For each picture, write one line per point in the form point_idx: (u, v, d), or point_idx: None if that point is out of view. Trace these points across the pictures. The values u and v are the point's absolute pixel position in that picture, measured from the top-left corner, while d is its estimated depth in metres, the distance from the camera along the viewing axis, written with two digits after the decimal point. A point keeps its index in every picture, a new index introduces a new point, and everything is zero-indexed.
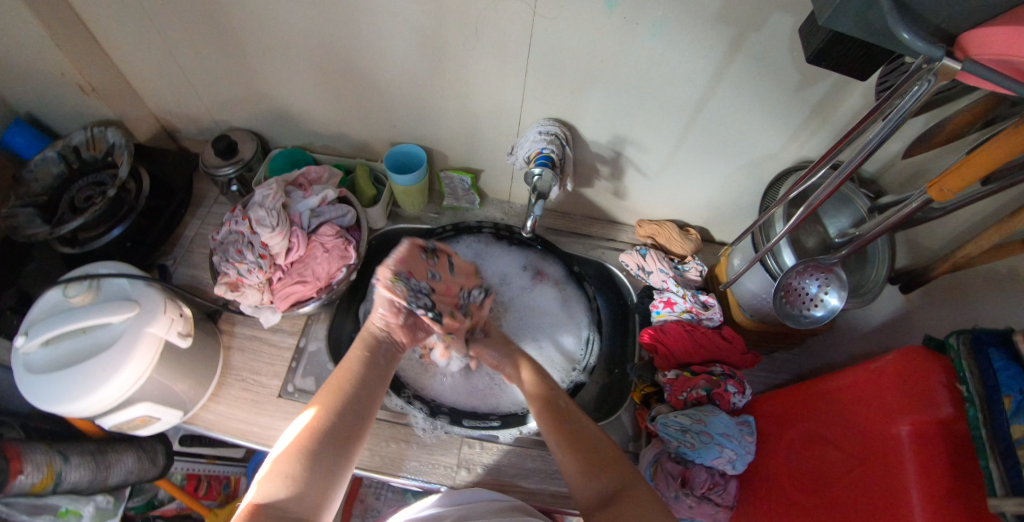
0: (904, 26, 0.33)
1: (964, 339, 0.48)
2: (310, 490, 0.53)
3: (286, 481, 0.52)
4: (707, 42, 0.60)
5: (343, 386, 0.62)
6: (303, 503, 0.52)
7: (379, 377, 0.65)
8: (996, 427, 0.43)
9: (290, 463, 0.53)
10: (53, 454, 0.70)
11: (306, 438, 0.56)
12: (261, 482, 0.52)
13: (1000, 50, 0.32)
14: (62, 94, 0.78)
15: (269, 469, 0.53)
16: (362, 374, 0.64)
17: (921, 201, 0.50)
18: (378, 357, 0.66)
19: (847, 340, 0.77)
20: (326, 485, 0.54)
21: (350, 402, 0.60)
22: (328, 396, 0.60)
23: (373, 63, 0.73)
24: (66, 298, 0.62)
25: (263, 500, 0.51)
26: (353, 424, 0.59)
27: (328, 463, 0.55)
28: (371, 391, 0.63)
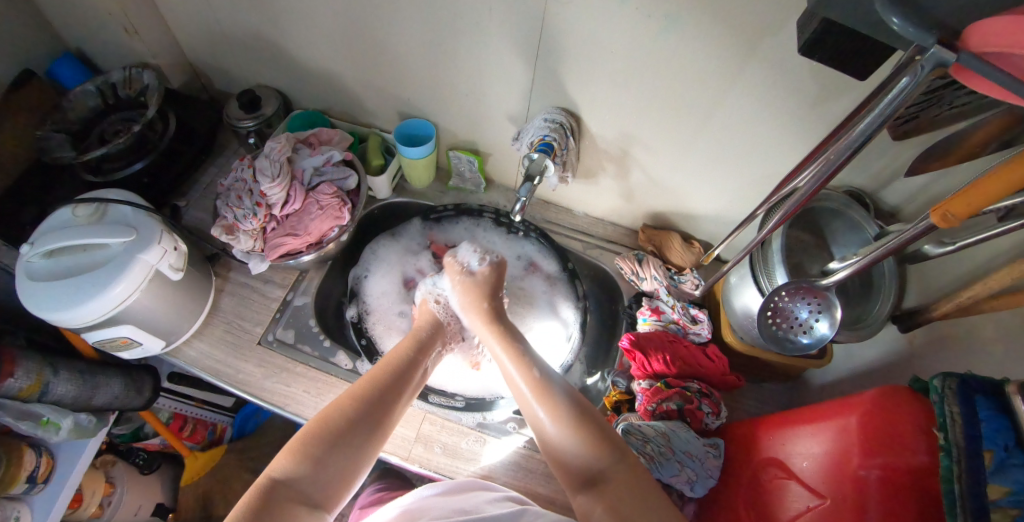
0: (894, 10, 0.33)
1: (949, 383, 0.42)
2: (331, 474, 0.51)
3: (309, 461, 0.50)
4: (721, 43, 0.58)
5: (383, 375, 0.61)
6: (320, 487, 0.50)
7: (418, 373, 0.65)
8: (971, 484, 0.37)
9: (317, 444, 0.52)
10: (44, 366, 0.73)
11: (337, 419, 0.54)
12: (281, 458, 0.50)
13: (998, 41, 0.31)
14: (108, 31, 0.84)
15: (293, 445, 0.51)
16: (403, 366, 0.64)
17: (925, 227, 0.46)
18: (426, 354, 0.68)
19: (842, 377, 0.73)
20: (348, 472, 0.52)
21: (387, 389, 0.60)
22: (367, 382, 0.60)
23: (391, 34, 0.74)
24: (73, 216, 0.65)
25: (281, 476, 0.48)
26: (386, 411, 0.58)
27: (354, 449, 0.53)
28: (409, 384, 0.63)
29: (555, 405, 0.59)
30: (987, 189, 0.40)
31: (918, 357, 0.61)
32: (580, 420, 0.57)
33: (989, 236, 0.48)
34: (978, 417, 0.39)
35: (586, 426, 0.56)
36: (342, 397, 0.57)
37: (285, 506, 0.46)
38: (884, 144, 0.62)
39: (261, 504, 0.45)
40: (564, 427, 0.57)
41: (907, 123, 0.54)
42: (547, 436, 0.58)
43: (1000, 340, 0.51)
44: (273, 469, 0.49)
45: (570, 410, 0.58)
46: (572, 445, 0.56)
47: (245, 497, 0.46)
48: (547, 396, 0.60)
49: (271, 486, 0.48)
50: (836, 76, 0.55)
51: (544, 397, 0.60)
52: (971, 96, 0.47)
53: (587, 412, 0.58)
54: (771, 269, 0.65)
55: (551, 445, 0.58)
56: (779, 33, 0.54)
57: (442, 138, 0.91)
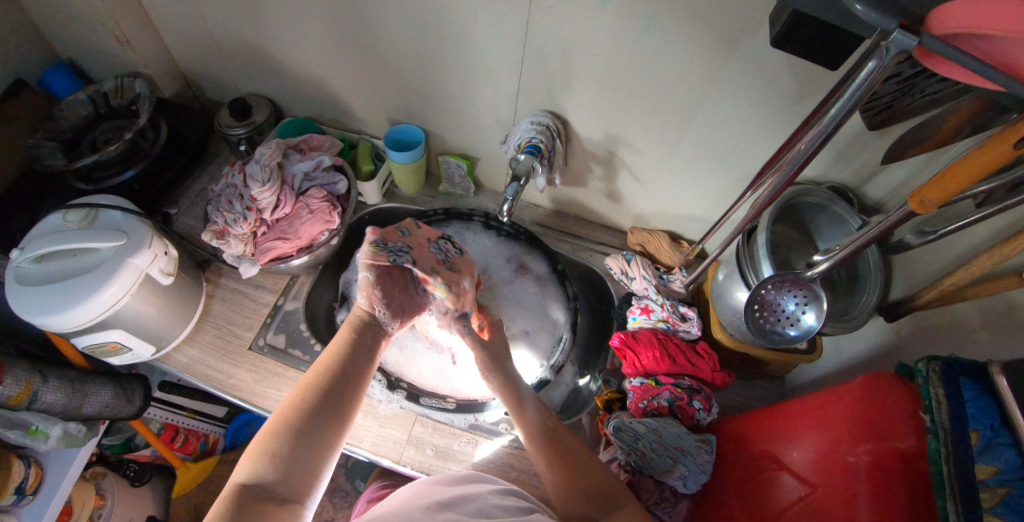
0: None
1: (933, 366, 0.43)
2: (296, 472, 0.51)
3: (270, 461, 0.50)
4: (700, 42, 0.59)
5: (334, 363, 0.60)
6: (288, 485, 0.49)
7: (370, 356, 0.64)
8: (958, 464, 0.37)
9: (275, 443, 0.51)
10: (33, 373, 0.72)
11: (290, 416, 0.53)
12: (243, 463, 0.50)
13: (962, 23, 0.33)
14: (102, 40, 0.86)
15: (254, 447, 0.51)
16: (354, 352, 0.62)
17: (904, 213, 0.48)
18: (369, 336, 0.66)
19: (833, 371, 0.73)
20: (312, 468, 0.52)
21: (339, 379, 0.58)
22: (319, 372, 0.58)
23: (378, 41, 0.75)
24: (63, 222, 0.66)
25: (245, 480, 0.48)
26: (341, 402, 0.57)
27: (312, 446, 0.53)
28: (362, 369, 0.61)
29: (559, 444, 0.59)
30: (962, 176, 0.42)
31: (905, 347, 0.61)
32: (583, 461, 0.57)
33: (970, 222, 0.49)
34: (962, 398, 0.39)
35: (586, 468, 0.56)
36: (295, 393, 0.56)
37: (253, 509, 0.46)
38: (864, 138, 0.63)
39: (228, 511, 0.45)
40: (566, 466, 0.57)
41: (882, 111, 0.56)
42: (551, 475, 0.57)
43: (984, 327, 0.52)
44: (238, 475, 0.49)
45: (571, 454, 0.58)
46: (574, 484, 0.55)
47: (215, 505, 0.46)
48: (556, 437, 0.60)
49: (237, 492, 0.47)
50: (812, 72, 0.57)
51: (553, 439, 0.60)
52: (944, 84, 0.49)
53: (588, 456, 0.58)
54: (756, 264, 0.65)
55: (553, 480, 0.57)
56: (756, 30, 0.55)
57: (431, 143, 0.92)
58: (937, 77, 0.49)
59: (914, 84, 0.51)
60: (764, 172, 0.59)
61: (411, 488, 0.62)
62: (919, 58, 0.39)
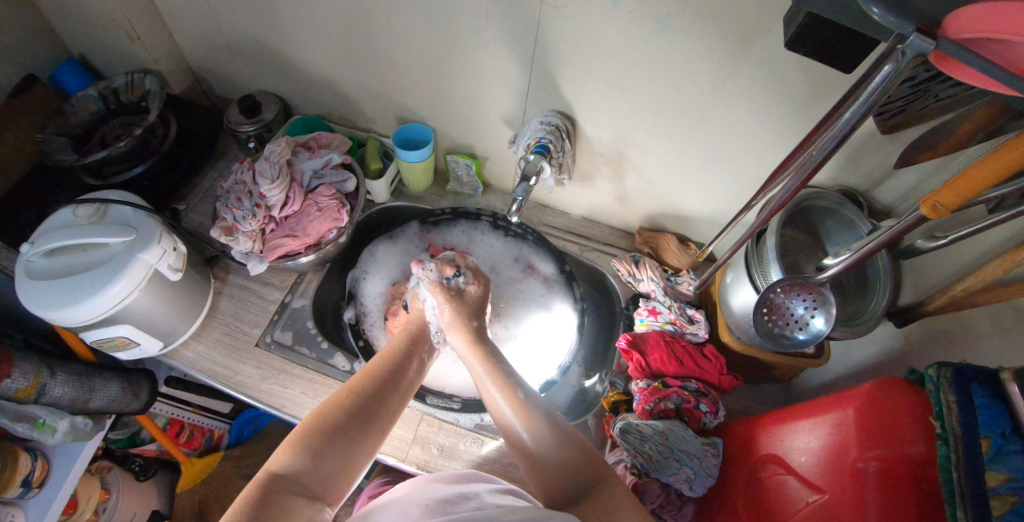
0: (874, 1, 0.35)
1: (944, 372, 0.42)
2: (329, 467, 0.50)
3: (307, 455, 0.50)
4: (711, 44, 0.59)
5: (379, 369, 0.61)
6: (322, 481, 0.49)
7: (415, 366, 0.65)
8: (968, 471, 0.37)
9: (315, 437, 0.51)
10: (41, 367, 0.73)
11: (335, 413, 0.54)
12: (280, 453, 0.50)
13: (983, 27, 0.33)
14: (113, 36, 0.86)
15: (291, 439, 0.51)
16: (399, 360, 0.63)
17: (916, 217, 0.47)
18: (421, 346, 0.68)
19: (841, 375, 0.73)
20: (346, 466, 0.52)
21: (384, 383, 0.59)
22: (364, 376, 0.59)
23: (388, 40, 0.75)
24: (73, 217, 0.66)
25: (280, 470, 0.48)
26: (385, 405, 0.58)
27: (351, 443, 0.53)
28: (406, 377, 0.63)
29: (536, 426, 0.58)
30: (971, 180, 0.42)
31: (914, 353, 0.61)
32: (566, 442, 0.57)
33: (981, 227, 0.48)
34: (973, 405, 0.39)
35: (570, 449, 0.56)
36: (340, 391, 0.57)
37: (284, 500, 0.46)
38: (875, 142, 0.63)
39: (260, 497, 0.45)
40: (547, 449, 0.56)
41: (895, 115, 0.55)
42: (533, 464, 0.57)
43: (995, 334, 0.51)
44: (271, 464, 0.49)
45: (553, 437, 0.57)
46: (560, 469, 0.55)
47: (245, 492, 0.46)
48: (529, 415, 0.59)
49: (268, 480, 0.47)
50: (825, 75, 0.56)
51: (526, 417, 0.59)
52: (957, 89, 0.48)
53: (573, 437, 0.57)
54: (766, 267, 0.65)
55: (534, 470, 0.56)
56: (768, 32, 0.55)
57: (440, 142, 0.92)
58: (950, 81, 0.48)
59: (927, 88, 0.51)
60: (777, 175, 0.58)
61: (408, 486, 0.62)
62: (934, 62, 0.39)
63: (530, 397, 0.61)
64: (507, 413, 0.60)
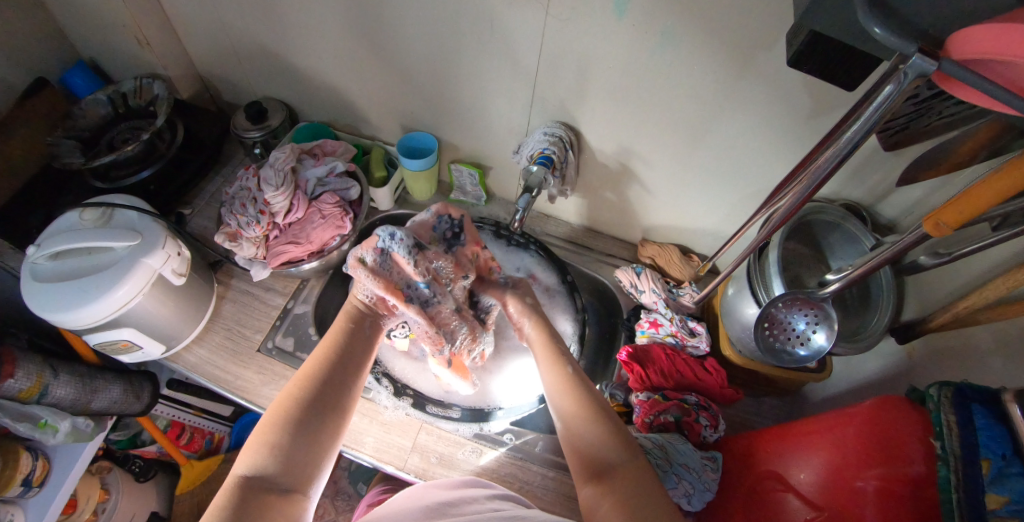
0: (876, 21, 0.36)
1: (946, 392, 0.41)
2: (295, 461, 0.51)
3: (269, 452, 0.50)
4: (714, 59, 0.59)
5: (327, 354, 0.60)
6: (289, 474, 0.50)
7: (365, 346, 0.64)
8: (969, 493, 0.36)
9: (272, 433, 0.52)
10: (44, 367, 0.73)
11: (289, 405, 0.54)
12: (244, 456, 0.50)
13: (985, 48, 0.33)
14: (124, 42, 0.88)
15: (252, 441, 0.52)
16: (348, 341, 0.63)
17: (918, 235, 0.48)
18: (367, 324, 0.66)
19: (843, 391, 0.72)
20: (311, 454, 0.52)
21: (334, 367, 0.59)
22: (312, 364, 0.59)
23: (393, 49, 0.76)
24: (79, 220, 0.67)
25: (246, 472, 0.49)
26: (338, 392, 0.57)
27: (310, 432, 0.53)
28: (357, 357, 0.62)
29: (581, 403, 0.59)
30: (973, 200, 0.42)
31: (917, 370, 0.61)
32: (599, 418, 0.58)
33: (985, 244, 0.48)
34: (973, 426, 0.38)
35: (602, 422, 0.57)
36: (292, 385, 0.57)
37: (253, 500, 0.47)
38: (878, 158, 0.63)
39: (230, 503, 0.46)
40: (581, 426, 0.58)
41: (899, 132, 0.55)
42: (567, 431, 0.59)
43: (997, 353, 0.51)
44: (239, 468, 0.50)
45: (593, 413, 0.58)
46: (590, 439, 0.56)
47: (216, 498, 0.47)
48: (574, 390, 0.61)
49: (238, 483, 0.48)
50: (829, 91, 0.56)
51: (573, 392, 0.61)
52: (961, 107, 0.48)
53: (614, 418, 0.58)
54: (768, 281, 0.65)
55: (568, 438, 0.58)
56: (771, 46, 0.55)
57: (444, 151, 0.93)
58: (954, 100, 0.48)
59: (930, 105, 0.50)
60: (781, 189, 0.58)
61: (407, 492, 0.62)
62: (936, 82, 0.39)
63: (577, 373, 0.63)
64: (554, 386, 0.63)
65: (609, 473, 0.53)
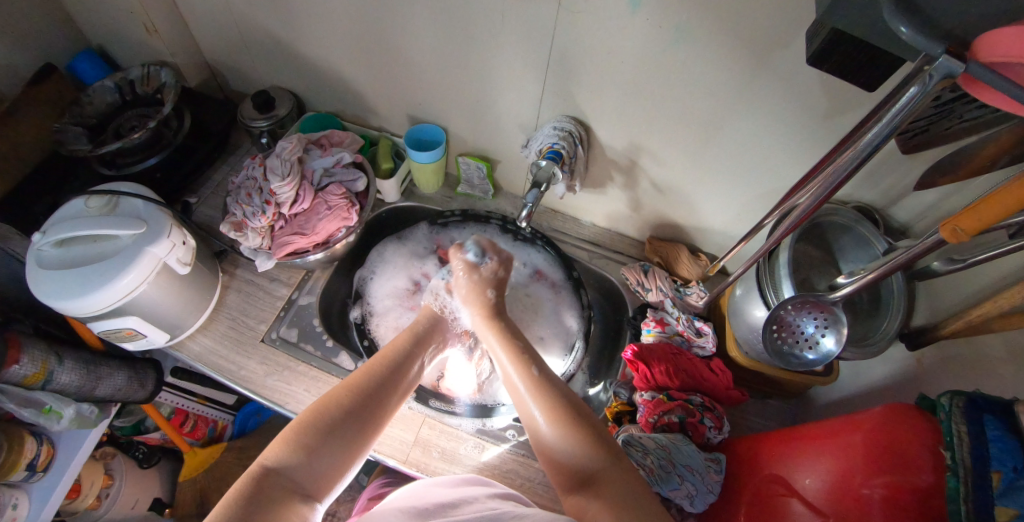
0: (902, 20, 0.35)
1: (957, 400, 0.41)
2: (322, 465, 0.51)
3: (303, 452, 0.50)
4: (729, 56, 0.58)
5: (379, 367, 0.61)
6: (312, 479, 0.49)
7: (413, 370, 0.65)
8: (977, 505, 0.36)
9: (310, 434, 0.51)
10: (50, 353, 0.73)
11: (333, 408, 0.54)
12: (274, 446, 0.50)
13: (1014, 51, 0.32)
14: (132, 28, 0.87)
15: (286, 433, 0.51)
16: (401, 359, 0.63)
17: (933, 241, 0.47)
18: (423, 348, 0.68)
19: (849, 395, 0.72)
20: (339, 463, 0.52)
21: (383, 381, 0.60)
22: (362, 374, 0.59)
23: (403, 40, 0.75)
24: (85, 208, 0.66)
25: (272, 465, 0.48)
26: (380, 405, 0.57)
27: (345, 442, 0.53)
28: (404, 379, 0.62)
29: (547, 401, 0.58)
30: (994, 206, 0.41)
31: (926, 377, 0.60)
32: (572, 420, 0.55)
33: (1003, 252, 0.47)
34: (985, 437, 0.38)
35: (574, 424, 0.55)
36: (340, 387, 0.57)
37: (276, 496, 0.46)
38: (895, 160, 0.62)
39: (252, 492, 0.45)
40: (554, 431, 0.55)
41: (916, 136, 0.55)
42: (540, 434, 0.57)
43: (1010, 362, 0.50)
44: (265, 458, 0.49)
45: (564, 412, 0.56)
46: (564, 444, 0.54)
47: (238, 483, 0.46)
48: (540, 392, 0.59)
49: (262, 474, 0.47)
50: (847, 90, 0.55)
51: (540, 393, 0.59)
52: (983, 111, 0.47)
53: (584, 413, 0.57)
54: (777, 283, 0.64)
55: (543, 443, 0.56)
56: (789, 44, 0.54)
57: (452, 144, 0.92)
58: (977, 102, 0.48)
59: (952, 109, 0.50)
60: (795, 191, 0.57)
61: (409, 489, 0.62)
62: (962, 85, 0.38)
63: (543, 375, 0.61)
64: (519, 388, 0.61)
65: (592, 473, 0.51)
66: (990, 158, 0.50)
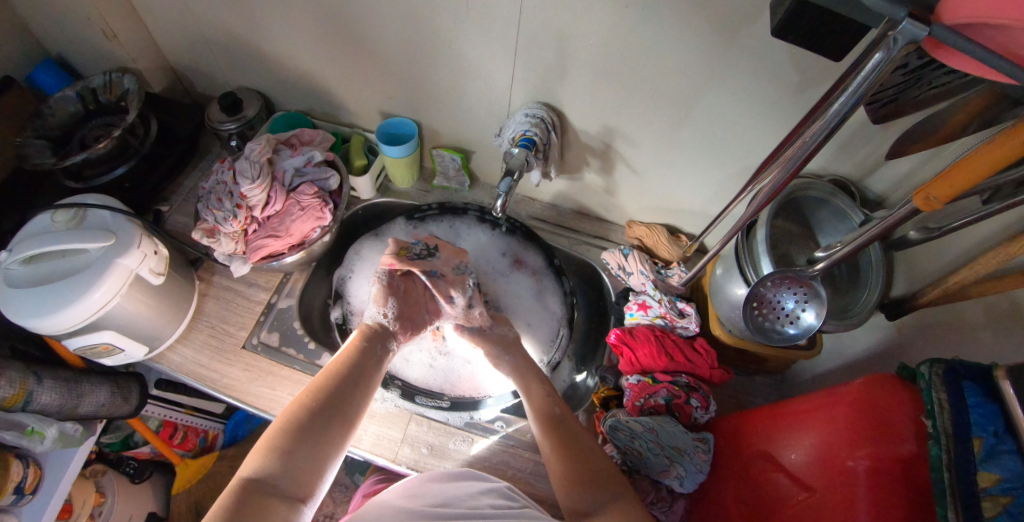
0: None
1: (937, 370, 0.41)
2: (301, 469, 0.51)
3: (277, 457, 0.50)
4: (698, 32, 0.57)
5: (338, 371, 0.60)
6: (293, 482, 0.50)
7: (375, 365, 0.65)
8: (960, 473, 0.36)
9: (283, 439, 0.51)
10: (27, 374, 0.72)
11: (298, 414, 0.54)
12: (250, 459, 0.50)
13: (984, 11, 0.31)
14: (90, 35, 0.85)
15: (261, 444, 0.51)
16: (359, 356, 0.63)
17: (908, 210, 0.47)
18: (378, 344, 0.67)
19: (833, 367, 0.72)
20: (315, 465, 0.52)
21: (345, 380, 0.59)
22: (326, 376, 0.59)
23: (369, 33, 0.73)
24: (52, 223, 0.65)
25: (251, 475, 0.48)
26: (345, 403, 0.57)
27: (318, 443, 0.53)
28: (369, 377, 0.62)
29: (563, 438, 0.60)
30: (965, 172, 0.41)
31: (906, 346, 0.60)
32: (591, 457, 0.58)
33: (976, 219, 0.47)
34: (965, 404, 0.38)
35: (594, 466, 0.57)
36: (303, 394, 0.57)
37: (257, 504, 0.46)
38: (868, 131, 0.61)
39: (232, 504, 0.45)
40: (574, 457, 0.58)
41: (887, 104, 0.54)
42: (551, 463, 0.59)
43: (987, 326, 0.51)
44: (243, 472, 0.49)
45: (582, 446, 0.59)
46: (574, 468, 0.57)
47: (218, 501, 0.46)
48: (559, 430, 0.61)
49: (243, 486, 0.47)
50: (816, 61, 0.55)
51: (553, 432, 0.61)
52: (952, 76, 0.46)
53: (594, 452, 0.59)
54: (756, 260, 0.64)
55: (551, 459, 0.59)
56: (755, 19, 0.53)
57: (425, 137, 0.91)
58: (944, 69, 0.46)
59: (920, 76, 0.48)
60: (765, 166, 0.57)
61: (402, 484, 0.62)
62: (928, 50, 0.37)
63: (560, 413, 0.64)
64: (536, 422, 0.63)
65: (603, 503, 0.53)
66: (960, 123, 0.49)
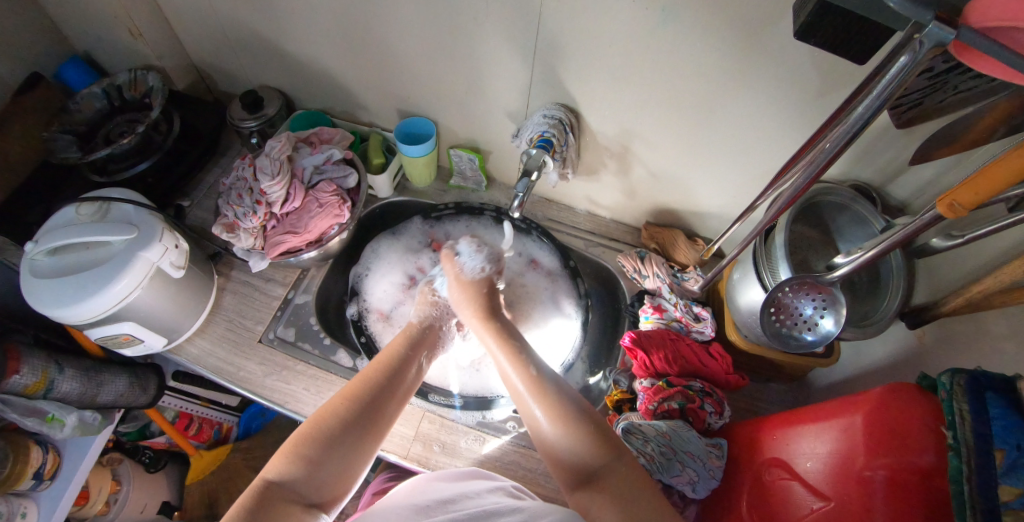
0: None
1: (959, 379, 0.39)
2: (326, 478, 0.51)
3: (303, 463, 0.51)
4: (719, 35, 0.57)
5: (373, 378, 0.60)
6: (315, 489, 0.50)
7: (411, 374, 0.64)
8: (982, 485, 0.35)
9: (311, 446, 0.52)
10: (50, 362, 0.73)
11: (331, 422, 0.54)
12: (275, 461, 0.51)
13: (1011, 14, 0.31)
14: (117, 33, 0.86)
15: (288, 447, 0.52)
16: (397, 365, 0.63)
17: (930, 217, 0.46)
18: (420, 352, 0.67)
19: (851, 375, 0.71)
20: (341, 475, 0.52)
21: (382, 389, 0.59)
22: (361, 382, 0.60)
23: (389, 33, 0.74)
24: (76, 215, 0.66)
25: (273, 478, 0.49)
26: (378, 414, 0.57)
27: (345, 455, 0.53)
28: (403, 385, 0.62)
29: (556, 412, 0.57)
30: (992, 178, 0.40)
31: (927, 355, 0.59)
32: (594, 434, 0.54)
33: (998, 227, 0.46)
34: (987, 415, 0.37)
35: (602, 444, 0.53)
36: (336, 399, 0.57)
37: (276, 509, 0.46)
38: (891, 136, 0.61)
39: (252, 506, 0.46)
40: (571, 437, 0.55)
41: (911, 109, 0.54)
42: (547, 439, 0.56)
43: (1011, 337, 0.50)
44: (267, 472, 0.50)
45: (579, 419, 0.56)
46: (571, 444, 0.54)
47: (240, 497, 0.47)
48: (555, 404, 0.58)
49: (264, 488, 0.48)
50: (839, 65, 0.54)
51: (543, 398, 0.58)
52: (979, 80, 0.46)
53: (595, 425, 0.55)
54: (774, 265, 0.63)
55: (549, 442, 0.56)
56: (777, 21, 0.53)
57: (442, 136, 0.92)
58: (970, 73, 0.46)
59: (945, 80, 0.48)
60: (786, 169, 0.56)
61: (409, 484, 0.62)
62: (954, 53, 0.36)
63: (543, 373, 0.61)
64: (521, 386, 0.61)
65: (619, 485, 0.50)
66: (987, 128, 0.49)
